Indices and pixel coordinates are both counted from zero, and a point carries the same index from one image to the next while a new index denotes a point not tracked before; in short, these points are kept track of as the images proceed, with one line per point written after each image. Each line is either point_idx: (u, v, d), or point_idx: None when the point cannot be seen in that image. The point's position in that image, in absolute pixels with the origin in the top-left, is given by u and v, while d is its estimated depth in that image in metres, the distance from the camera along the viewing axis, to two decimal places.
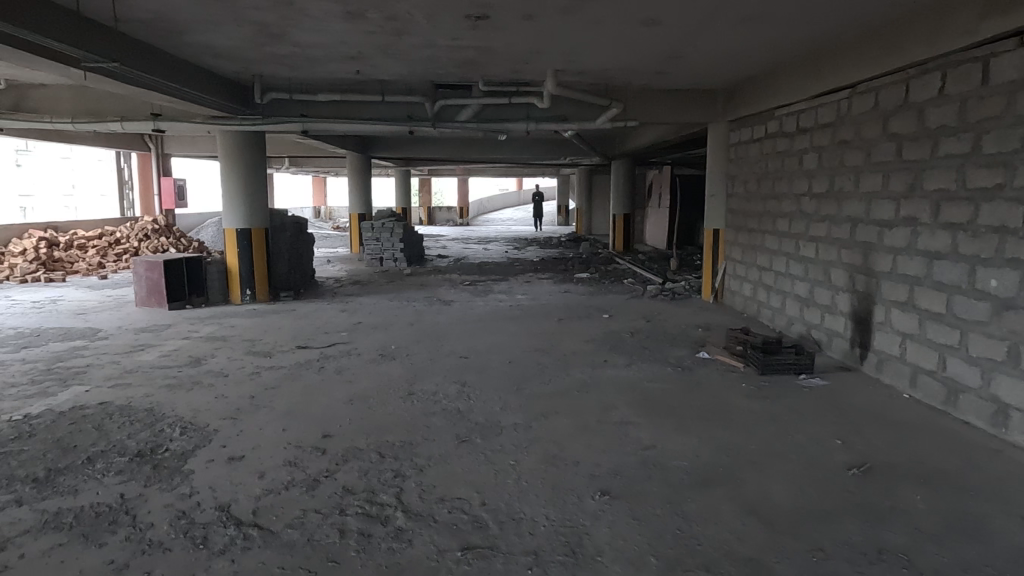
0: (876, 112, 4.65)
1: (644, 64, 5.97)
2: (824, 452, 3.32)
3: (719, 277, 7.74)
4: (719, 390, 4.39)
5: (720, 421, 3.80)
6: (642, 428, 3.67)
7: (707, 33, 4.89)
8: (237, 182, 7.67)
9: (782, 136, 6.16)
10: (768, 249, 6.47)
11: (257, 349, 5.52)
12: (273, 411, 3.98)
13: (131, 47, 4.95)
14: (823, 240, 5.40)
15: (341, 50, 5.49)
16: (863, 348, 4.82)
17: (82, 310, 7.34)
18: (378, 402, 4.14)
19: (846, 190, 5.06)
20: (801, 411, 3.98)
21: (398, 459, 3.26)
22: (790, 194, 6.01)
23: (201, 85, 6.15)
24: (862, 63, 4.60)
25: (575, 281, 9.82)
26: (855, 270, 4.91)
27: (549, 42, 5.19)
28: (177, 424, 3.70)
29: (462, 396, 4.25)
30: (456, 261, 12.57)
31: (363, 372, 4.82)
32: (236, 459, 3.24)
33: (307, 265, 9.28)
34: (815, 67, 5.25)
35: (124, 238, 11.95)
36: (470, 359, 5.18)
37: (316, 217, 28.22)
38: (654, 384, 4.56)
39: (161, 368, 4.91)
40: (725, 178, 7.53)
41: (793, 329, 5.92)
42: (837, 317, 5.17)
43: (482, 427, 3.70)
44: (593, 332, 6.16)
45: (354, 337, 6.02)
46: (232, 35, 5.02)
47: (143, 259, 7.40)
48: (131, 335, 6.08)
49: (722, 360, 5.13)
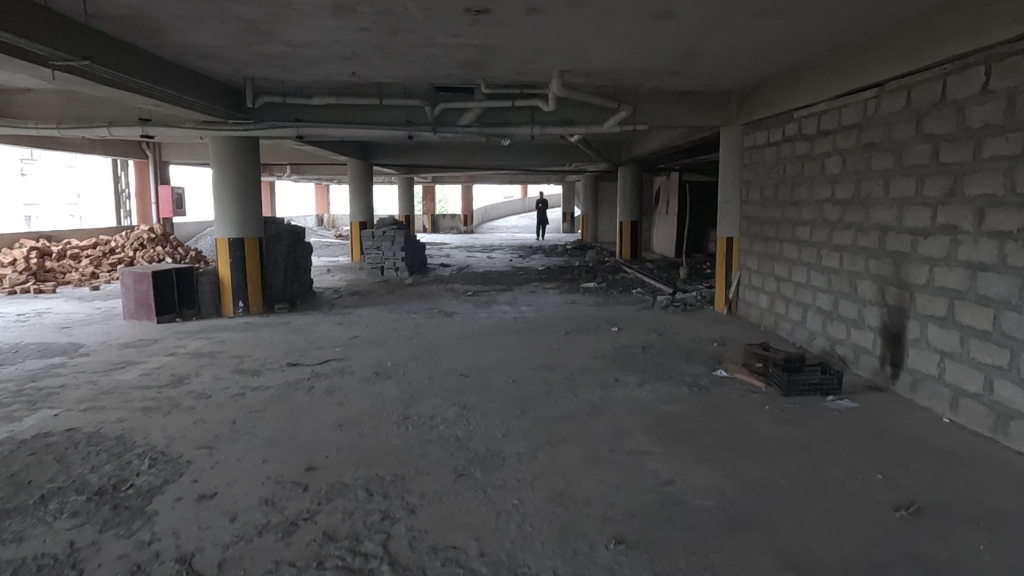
0: (908, 112, 4.31)
1: (655, 63, 5.64)
2: (865, 487, 2.97)
3: (733, 287, 7.37)
4: (741, 414, 4.04)
5: (744, 450, 3.45)
6: (658, 459, 3.33)
7: (725, 29, 4.57)
8: (229, 189, 7.37)
9: (801, 139, 5.82)
10: (787, 258, 6.12)
11: (245, 367, 5.19)
12: (255, 438, 3.64)
13: (108, 47, 4.66)
14: (848, 250, 5.05)
15: (334, 49, 5.18)
16: (894, 366, 4.46)
17: (67, 324, 7.02)
18: (370, 428, 3.80)
19: (873, 195, 4.71)
20: (834, 439, 3.62)
21: (387, 498, 2.91)
22: (810, 200, 5.67)
23: (188, 88, 5.86)
24: (893, 59, 4.28)
25: (581, 291, 9.47)
26: (885, 282, 4.55)
27: (555, 39, 4.87)
28: (147, 455, 3.36)
29: (461, 421, 3.91)
30: (459, 270, 12.27)
31: (355, 393, 4.48)
32: (206, 498, 2.89)
33: (305, 275, 8.97)
34: (840, 64, 4.93)
35: (120, 248, 11.67)
36: (471, 378, 4.84)
37: (319, 225, 27.96)
38: (670, 406, 4.21)
39: (140, 389, 4.58)
40: (738, 184, 7.19)
41: (815, 344, 5.55)
42: (865, 332, 4.81)
43: (483, 458, 3.36)
44: (602, 347, 5.81)
45: (350, 353, 5.68)
46: (217, 33, 4.72)
47: (131, 269, 7.10)
48: (115, 351, 5.76)
49: (742, 380, 4.76)
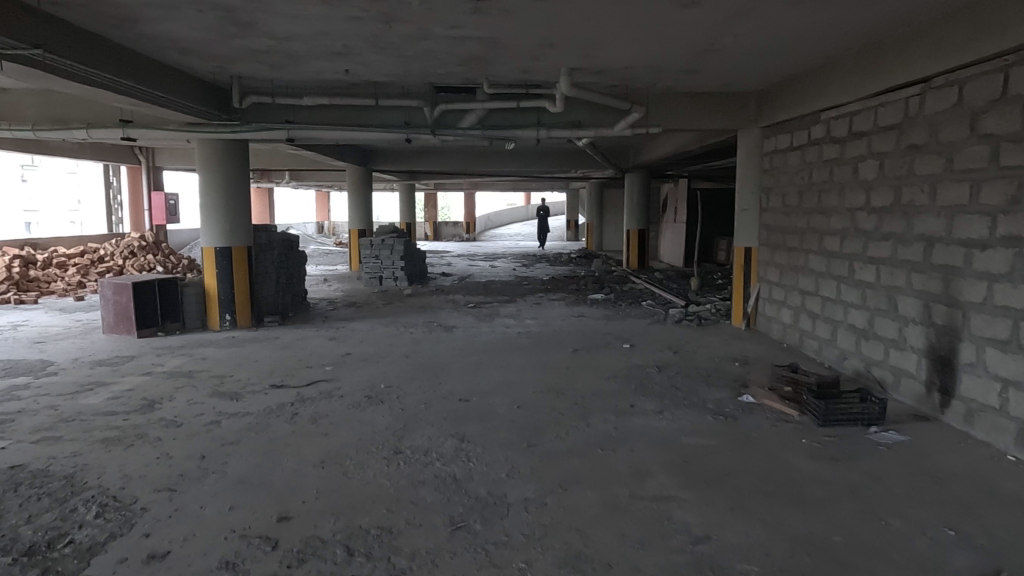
0: (961, 110, 3.87)
1: (672, 59, 5.21)
2: (938, 550, 2.51)
3: (752, 300, 6.91)
4: (776, 449, 3.57)
5: (786, 496, 2.99)
6: (688, 508, 2.87)
7: (753, 19, 4.13)
8: (215, 195, 6.94)
9: (829, 142, 5.38)
10: (813, 270, 5.67)
11: (224, 389, 4.74)
12: (224, 478, 3.19)
13: (67, 37, 4.21)
14: (887, 263, 4.59)
15: (323, 43, 4.76)
16: (943, 394, 4.00)
17: (41, 338, 6.57)
18: (355, 465, 3.35)
19: (916, 202, 4.27)
20: (887, 481, 3.16)
21: (370, 559, 2.46)
22: (840, 208, 5.22)
23: (167, 87, 5.46)
24: (943, 51, 3.86)
25: (588, 303, 9.02)
26: (932, 299, 4.09)
27: (565, 31, 4.44)
28: (96, 500, 2.91)
29: (459, 457, 3.45)
30: (460, 280, 11.82)
31: (343, 422, 4.03)
32: (156, 559, 2.45)
33: (298, 285, 8.54)
34: (877, 59, 4.50)
35: (108, 256, 11.26)
36: (472, 403, 4.39)
37: (320, 232, 27.59)
38: (695, 439, 3.74)
39: (104, 415, 4.12)
40: (758, 191, 6.74)
41: (847, 365, 5.09)
42: (907, 354, 4.35)
43: (484, 506, 2.90)
44: (614, 367, 5.35)
45: (340, 373, 5.23)
46: (192, 24, 4.30)
47: (110, 280, 6.65)
48: (86, 369, 5.31)
49: (771, 406, 4.30)
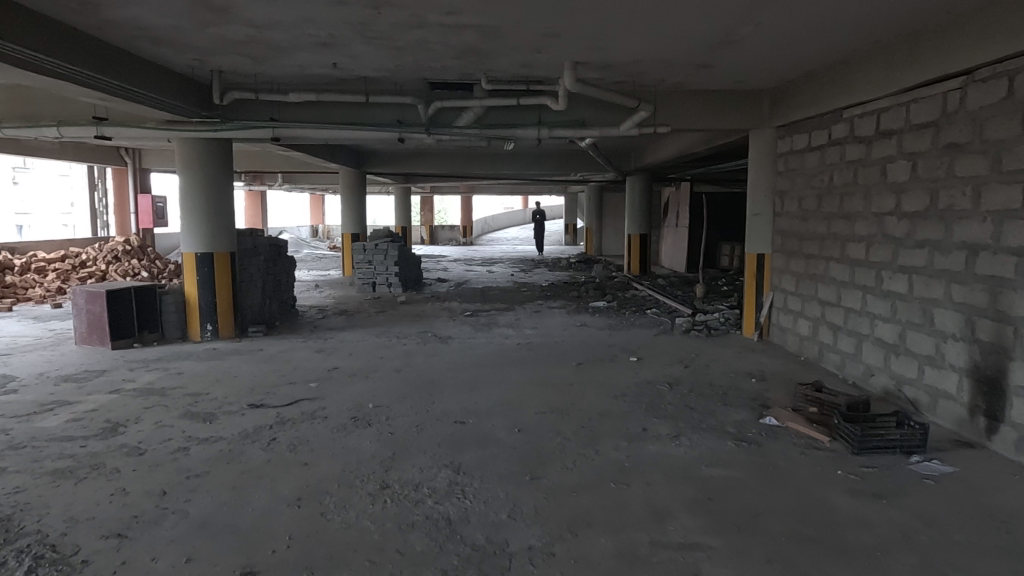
0: (1011, 105, 3.48)
1: (684, 52, 4.83)
2: None
3: (765, 310, 6.52)
4: (808, 483, 3.18)
5: (829, 543, 2.60)
6: (718, 561, 2.48)
7: (778, 6, 3.75)
8: (196, 198, 6.53)
9: (853, 141, 5.00)
10: (834, 279, 5.29)
11: (198, 410, 4.32)
12: (185, 520, 2.78)
13: (21, 21, 3.80)
14: (921, 273, 4.21)
15: (307, 32, 4.37)
16: (990, 418, 3.62)
17: (7, 350, 6.14)
18: (336, 503, 2.95)
19: (957, 206, 3.89)
20: (941, 524, 2.76)
21: None
22: (867, 213, 4.84)
23: (140, 80, 5.05)
24: (989, 40, 3.48)
25: (591, 311, 8.64)
26: (976, 313, 3.71)
27: (570, 19, 4.05)
28: (29, 551, 2.50)
29: (454, 494, 3.05)
30: (457, 286, 11.42)
31: (325, 448, 3.63)
32: None
33: (287, 292, 8.13)
34: (912, 51, 4.12)
35: (91, 261, 10.86)
36: (468, 426, 3.99)
37: (315, 236, 27.12)
38: (718, 470, 3.35)
39: (59, 442, 3.69)
40: (771, 195, 6.37)
41: (875, 383, 4.71)
42: (946, 373, 3.97)
43: (482, 557, 2.50)
44: (622, 385, 4.94)
45: (325, 390, 4.82)
46: (161, 9, 3.91)
47: (83, 287, 6.24)
48: (51, 386, 4.90)
49: (798, 430, 3.90)
